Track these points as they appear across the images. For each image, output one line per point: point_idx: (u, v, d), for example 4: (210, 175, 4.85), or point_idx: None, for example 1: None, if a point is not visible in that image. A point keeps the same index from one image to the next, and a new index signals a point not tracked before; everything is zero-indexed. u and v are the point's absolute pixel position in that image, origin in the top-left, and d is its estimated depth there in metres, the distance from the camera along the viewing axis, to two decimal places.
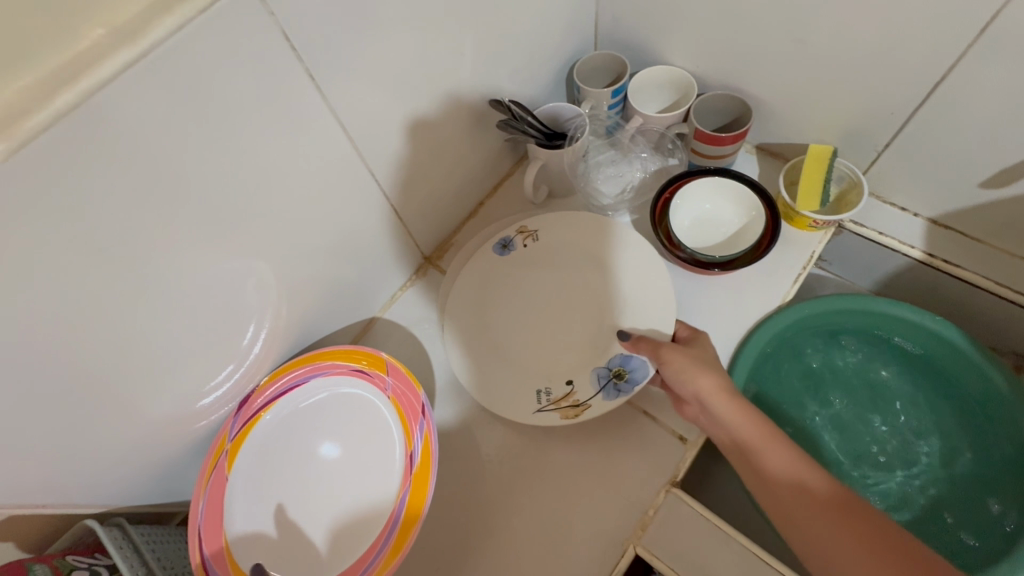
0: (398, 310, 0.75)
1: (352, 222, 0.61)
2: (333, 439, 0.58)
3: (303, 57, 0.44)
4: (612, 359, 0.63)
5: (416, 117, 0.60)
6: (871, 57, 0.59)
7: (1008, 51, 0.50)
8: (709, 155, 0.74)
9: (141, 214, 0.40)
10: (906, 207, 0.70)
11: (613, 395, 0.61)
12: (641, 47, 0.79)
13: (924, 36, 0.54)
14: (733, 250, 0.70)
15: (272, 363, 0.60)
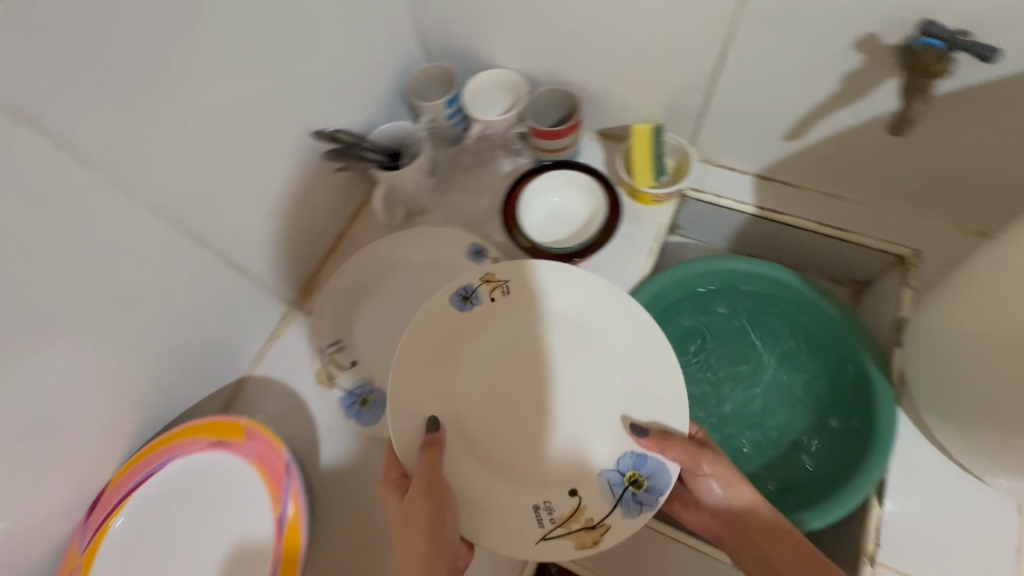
0: (270, 363, 0.71)
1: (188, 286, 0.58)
2: (187, 516, 0.56)
3: (67, 134, 0.40)
4: (623, 460, 0.55)
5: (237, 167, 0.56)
6: (670, 36, 0.62)
7: (776, 16, 0.55)
8: (551, 149, 0.76)
9: None
10: (735, 167, 0.76)
11: (635, 511, 0.53)
12: (471, 53, 0.80)
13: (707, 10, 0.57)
14: (588, 234, 0.72)
15: (124, 453, 0.57)
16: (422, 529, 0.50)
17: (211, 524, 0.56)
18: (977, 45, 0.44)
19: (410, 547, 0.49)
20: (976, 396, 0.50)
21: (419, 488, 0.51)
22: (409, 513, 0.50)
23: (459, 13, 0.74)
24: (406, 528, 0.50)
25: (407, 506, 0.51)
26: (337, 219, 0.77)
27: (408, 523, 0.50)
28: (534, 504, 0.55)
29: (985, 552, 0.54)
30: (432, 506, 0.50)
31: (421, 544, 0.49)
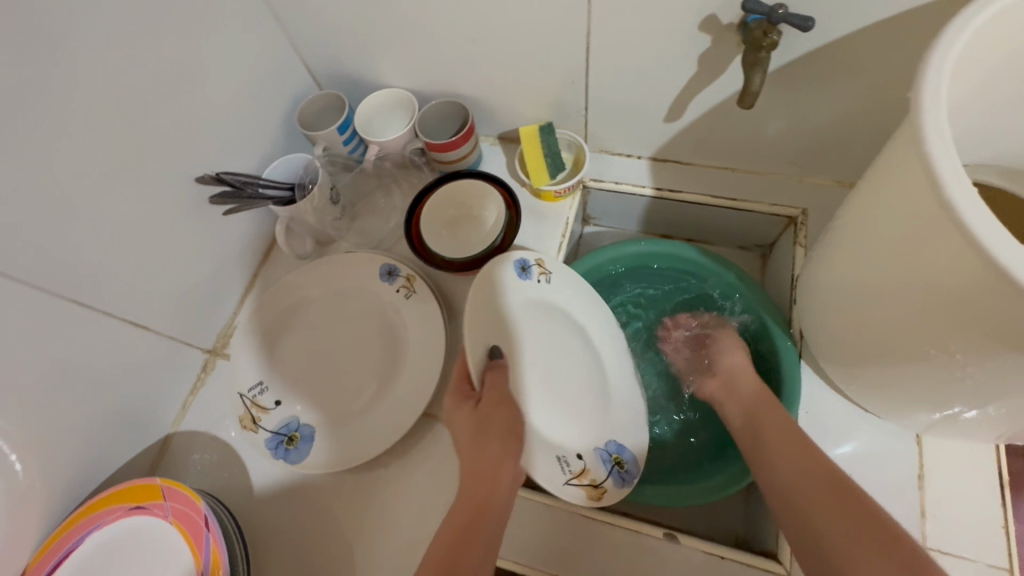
0: (194, 417, 0.72)
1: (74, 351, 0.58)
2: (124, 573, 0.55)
3: None
4: (610, 443, 0.64)
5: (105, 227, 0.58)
6: (525, 41, 0.65)
7: (607, 12, 0.58)
8: (449, 161, 0.78)
9: None
10: (630, 153, 0.78)
11: (624, 484, 0.62)
12: (358, 79, 0.81)
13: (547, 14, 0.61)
14: (492, 234, 0.73)
15: (39, 525, 0.58)
16: (499, 434, 0.54)
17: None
18: (795, 15, 0.47)
19: (480, 453, 0.53)
20: (849, 341, 0.52)
21: (494, 398, 0.55)
22: (479, 422, 0.54)
23: (333, 41, 0.75)
24: (483, 433, 0.54)
25: (480, 415, 0.55)
26: (245, 262, 0.78)
27: (482, 431, 0.54)
28: (557, 458, 0.60)
29: (892, 484, 0.58)
30: (506, 415, 0.54)
31: (492, 450, 0.53)
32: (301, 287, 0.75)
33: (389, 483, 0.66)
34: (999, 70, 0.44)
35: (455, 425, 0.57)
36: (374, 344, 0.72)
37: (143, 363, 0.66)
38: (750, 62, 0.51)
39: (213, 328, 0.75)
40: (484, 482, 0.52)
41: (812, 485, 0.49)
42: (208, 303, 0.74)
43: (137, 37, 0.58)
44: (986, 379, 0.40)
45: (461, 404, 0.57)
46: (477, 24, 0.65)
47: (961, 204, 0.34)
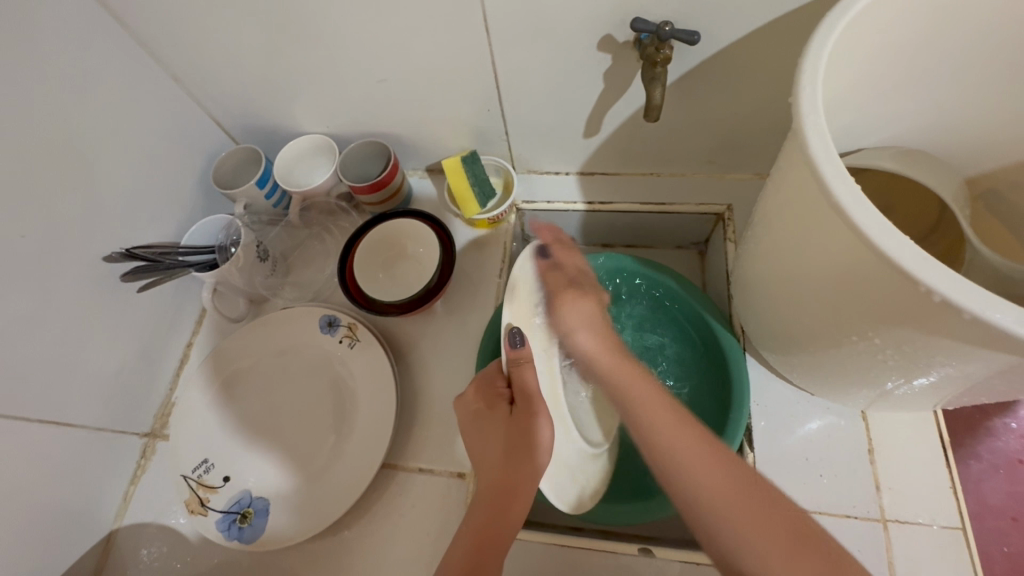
0: (137, 508, 0.67)
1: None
2: None
3: None
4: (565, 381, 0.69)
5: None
6: (436, 76, 0.65)
7: (508, 42, 0.59)
8: (379, 201, 0.76)
9: None
10: (558, 170, 0.79)
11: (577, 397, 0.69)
12: (273, 129, 0.79)
13: (450, 46, 0.61)
14: (429, 272, 0.73)
15: None
16: (529, 457, 0.54)
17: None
18: (681, 31, 0.51)
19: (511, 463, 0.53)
20: (781, 334, 0.54)
21: (527, 408, 0.56)
22: (518, 431, 0.55)
23: (238, 94, 0.72)
24: (515, 448, 0.54)
25: (516, 424, 0.55)
26: (176, 333, 0.75)
27: (517, 453, 0.54)
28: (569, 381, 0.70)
29: (846, 463, 0.59)
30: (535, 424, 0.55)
31: (523, 472, 0.53)
32: (239, 351, 0.72)
33: (356, 545, 0.63)
34: (869, 61, 0.46)
35: (489, 428, 0.56)
36: (321, 401, 0.69)
37: (72, 462, 0.62)
38: (650, 77, 0.54)
39: (147, 411, 0.71)
40: (510, 480, 0.52)
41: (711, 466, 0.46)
42: (138, 384, 0.70)
43: (14, 117, 0.54)
44: (905, 359, 0.42)
45: (493, 409, 0.57)
46: (381, 63, 0.65)
47: (849, 201, 0.36)
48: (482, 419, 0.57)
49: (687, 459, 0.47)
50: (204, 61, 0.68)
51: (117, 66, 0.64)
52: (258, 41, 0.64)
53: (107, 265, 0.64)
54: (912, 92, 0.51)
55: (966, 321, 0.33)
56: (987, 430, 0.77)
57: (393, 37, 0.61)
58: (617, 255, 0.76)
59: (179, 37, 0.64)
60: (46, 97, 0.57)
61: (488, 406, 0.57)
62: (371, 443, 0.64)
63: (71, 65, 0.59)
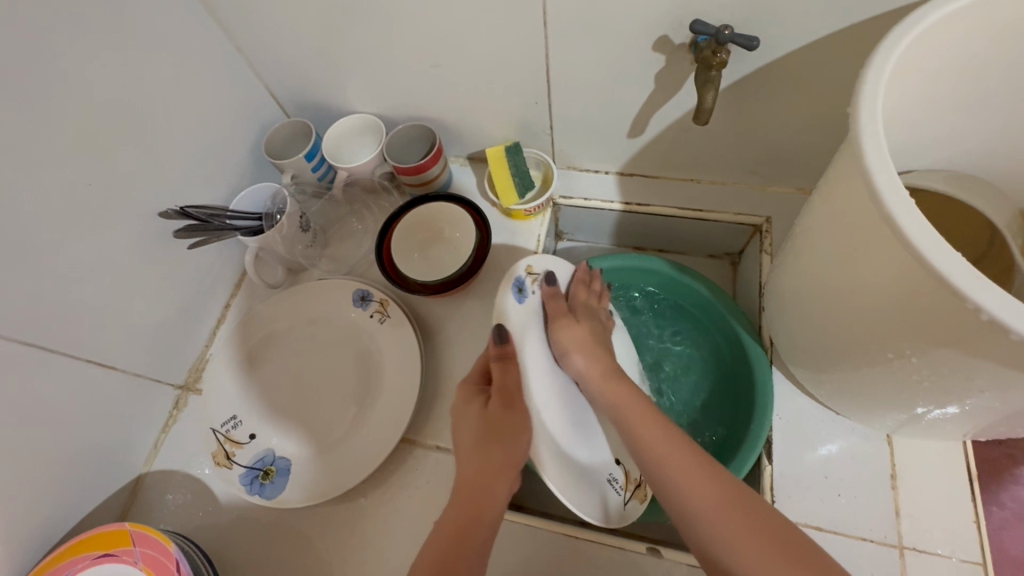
0: (166, 455, 0.70)
1: (27, 394, 0.56)
2: None
3: None
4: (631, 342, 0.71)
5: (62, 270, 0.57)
6: (488, 66, 0.67)
7: (562, 37, 0.60)
8: (419, 184, 0.78)
9: None
10: (598, 168, 0.79)
11: None
12: (325, 107, 0.81)
13: (504, 37, 0.62)
14: (463, 258, 0.74)
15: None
16: (506, 441, 0.55)
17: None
18: (740, 36, 0.51)
19: (480, 458, 0.54)
20: (815, 350, 0.53)
21: (498, 401, 0.57)
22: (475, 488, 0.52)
23: (296, 69, 0.75)
24: (486, 437, 0.55)
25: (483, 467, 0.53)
26: (216, 293, 0.77)
27: (490, 436, 0.55)
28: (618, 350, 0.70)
29: (867, 486, 0.58)
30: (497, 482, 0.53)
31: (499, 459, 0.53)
32: (274, 315, 0.74)
33: (369, 514, 0.65)
34: (930, 80, 0.46)
35: (463, 422, 0.58)
36: (347, 372, 0.71)
37: (113, 403, 0.65)
38: (703, 80, 0.54)
39: (183, 364, 0.74)
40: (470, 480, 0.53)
41: (720, 505, 0.46)
42: (177, 338, 0.73)
43: (90, 72, 0.57)
44: (941, 382, 0.41)
45: (470, 400, 0.59)
46: (436, 46, 0.66)
47: (901, 212, 0.36)
48: (461, 413, 0.59)
49: (686, 484, 0.48)
50: (268, 32, 0.70)
51: (188, 33, 0.67)
52: (321, 17, 0.66)
53: (161, 220, 0.67)
54: (973, 115, 0.50)
55: (1014, 344, 0.33)
56: (1012, 476, 0.75)
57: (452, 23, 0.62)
58: (649, 256, 0.75)
59: (247, 8, 0.67)
60: (122, 56, 0.60)
61: (464, 400, 0.59)
62: (393, 417, 0.66)
63: (145, 27, 0.62)
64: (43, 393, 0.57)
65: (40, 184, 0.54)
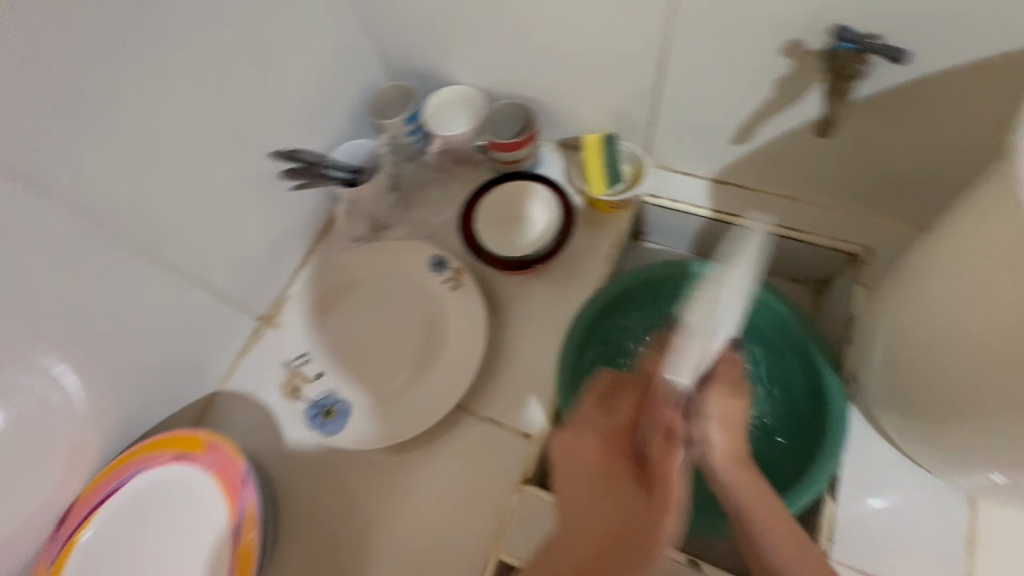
0: (239, 380, 0.74)
1: (137, 305, 0.60)
2: (167, 529, 0.60)
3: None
4: None
5: (174, 193, 0.60)
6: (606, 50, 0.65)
7: (691, 28, 0.58)
8: (509, 162, 0.79)
9: None
10: (690, 172, 0.78)
11: None
12: (428, 72, 0.82)
13: (631, 22, 0.60)
14: (545, 240, 0.74)
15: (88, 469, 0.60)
16: (627, 476, 0.46)
17: (161, 543, 0.60)
18: (884, 48, 0.49)
19: (614, 495, 0.45)
20: (901, 392, 0.50)
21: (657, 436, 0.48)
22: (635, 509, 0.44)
23: (409, 31, 0.76)
24: (607, 473, 0.46)
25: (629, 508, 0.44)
26: (303, 238, 0.80)
27: (615, 474, 0.46)
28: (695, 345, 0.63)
29: (936, 544, 0.55)
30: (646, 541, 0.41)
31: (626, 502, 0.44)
32: (353, 264, 0.76)
33: (417, 469, 0.67)
34: None
35: (582, 432, 0.49)
36: (415, 332, 0.72)
37: (199, 326, 0.68)
38: (834, 90, 0.54)
39: (266, 296, 0.76)
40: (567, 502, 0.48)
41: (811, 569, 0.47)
42: (264, 274, 0.75)
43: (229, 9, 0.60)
44: None
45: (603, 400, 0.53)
46: (560, 28, 0.65)
47: None
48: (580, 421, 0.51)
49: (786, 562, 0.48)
50: None
51: None
52: None
53: (267, 158, 0.70)
54: None
55: None
56: None
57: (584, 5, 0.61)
58: (725, 267, 0.71)
59: None
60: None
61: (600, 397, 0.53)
62: (455, 382, 0.67)
63: None
64: None
65: (182, 112, 0.58)
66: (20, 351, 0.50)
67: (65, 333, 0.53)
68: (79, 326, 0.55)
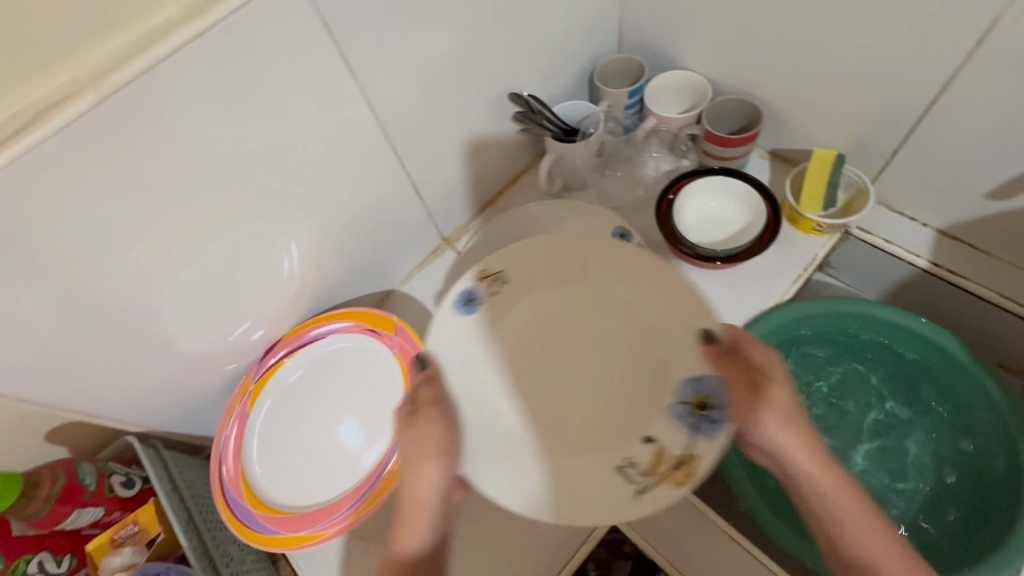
0: (415, 285, 0.82)
1: (369, 200, 0.67)
2: (347, 390, 0.68)
3: (340, 42, 0.51)
4: (684, 390, 0.60)
5: (432, 106, 0.65)
6: (884, 67, 0.61)
7: (1007, 62, 0.53)
8: (720, 156, 0.77)
9: (213, 180, 0.50)
10: (915, 217, 0.73)
11: (714, 428, 0.57)
12: (659, 52, 0.82)
13: (932, 42, 0.56)
14: (738, 243, 0.73)
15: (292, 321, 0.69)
16: None
17: (338, 412, 0.67)
18: None
19: None
20: None
21: None
22: None
23: (661, 7, 0.76)
24: None
25: None
26: (501, 177, 0.85)
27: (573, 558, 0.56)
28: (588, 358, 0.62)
29: None
30: None
31: None
32: (543, 215, 0.80)
33: None
34: None
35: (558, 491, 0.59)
36: None
37: (404, 228, 0.75)
38: None
39: (456, 220, 0.83)
40: None
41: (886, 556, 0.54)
42: (463, 200, 0.81)
43: None
44: None
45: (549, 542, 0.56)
46: (843, 37, 0.62)
47: None
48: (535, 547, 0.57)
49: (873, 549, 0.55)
50: None
51: None
52: None
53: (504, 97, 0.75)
54: None
55: None
56: None
57: (888, 20, 0.58)
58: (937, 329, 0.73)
59: None
60: None
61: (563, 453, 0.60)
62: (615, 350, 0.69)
63: None
64: (378, 197, 0.68)
65: (465, 40, 0.63)
66: (285, 213, 0.58)
67: (319, 207, 0.62)
68: (334, 199, 0.63)
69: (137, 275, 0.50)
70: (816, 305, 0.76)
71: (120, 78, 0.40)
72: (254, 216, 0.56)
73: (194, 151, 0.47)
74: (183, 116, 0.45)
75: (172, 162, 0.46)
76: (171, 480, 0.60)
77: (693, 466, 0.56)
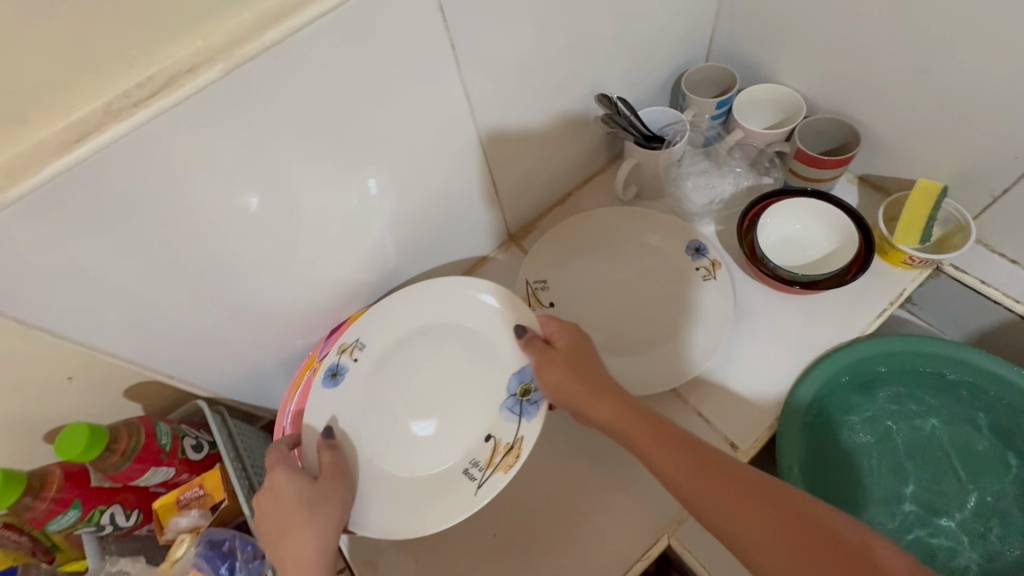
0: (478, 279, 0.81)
1: (448, 191, 0.67)
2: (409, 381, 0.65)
3: (447, 27, 0.51)
4: (511, 383, 0.62)
5: (520, 100, 0.65)
6: (1009, 100, 0.58)
7: None
8: (808, 177, 0.76)
9: (311, 158, 0.50)
10: (1017, 260, 0.69)
11: (533, 413, 0.59)
12: (752, 64, 0.79)
13: None
14: (820, 270, 0.71)
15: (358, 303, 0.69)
16: None
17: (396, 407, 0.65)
18: None
19: None
20: None
21: None
22: None
23: (763, 19, 0.74)
24: None
25: None
26: (573, 178, 0.84)
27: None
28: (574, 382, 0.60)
29: None
30: None
31: None
32: (618, 220, 0.78)
33: None
34: None
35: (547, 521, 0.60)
36: (656, 303, 0.72)
37: (475, 221, 0.75)
38: None
39: (524, 217, 0.82)
40: None
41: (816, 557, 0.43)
42: (534, 198, 0.80)
43: None
44: None
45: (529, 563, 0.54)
46: (965, 65, 0.59)
47: None
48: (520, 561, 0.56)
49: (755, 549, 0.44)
50: None
51: None
52: None
53: (589, 97, 0.73)
54: None
55: None
56: None
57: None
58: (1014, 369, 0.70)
59: None
60: None
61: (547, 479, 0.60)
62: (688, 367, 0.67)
63: None
64: (457, 188, 0.67)
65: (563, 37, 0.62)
66: (370, 197, 0.59)
67: (401, 194, 0.61)
68: (417, 186, 0.63)
69: (229, 244, 0.51)
70: (892, 339, 0.71)
71: (248, 51, 0.41)
72: (341, 197, 0.56)
73: (302, 128, 0.48)
74: (293, 94, 0.45)
75: (279, 136, 0.46)
76: (235, 448, 0.61)
77: (519, 448, 0.58)
